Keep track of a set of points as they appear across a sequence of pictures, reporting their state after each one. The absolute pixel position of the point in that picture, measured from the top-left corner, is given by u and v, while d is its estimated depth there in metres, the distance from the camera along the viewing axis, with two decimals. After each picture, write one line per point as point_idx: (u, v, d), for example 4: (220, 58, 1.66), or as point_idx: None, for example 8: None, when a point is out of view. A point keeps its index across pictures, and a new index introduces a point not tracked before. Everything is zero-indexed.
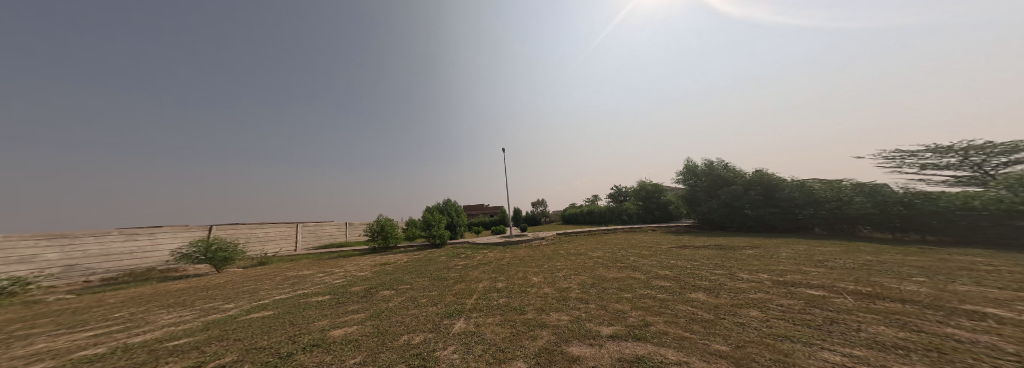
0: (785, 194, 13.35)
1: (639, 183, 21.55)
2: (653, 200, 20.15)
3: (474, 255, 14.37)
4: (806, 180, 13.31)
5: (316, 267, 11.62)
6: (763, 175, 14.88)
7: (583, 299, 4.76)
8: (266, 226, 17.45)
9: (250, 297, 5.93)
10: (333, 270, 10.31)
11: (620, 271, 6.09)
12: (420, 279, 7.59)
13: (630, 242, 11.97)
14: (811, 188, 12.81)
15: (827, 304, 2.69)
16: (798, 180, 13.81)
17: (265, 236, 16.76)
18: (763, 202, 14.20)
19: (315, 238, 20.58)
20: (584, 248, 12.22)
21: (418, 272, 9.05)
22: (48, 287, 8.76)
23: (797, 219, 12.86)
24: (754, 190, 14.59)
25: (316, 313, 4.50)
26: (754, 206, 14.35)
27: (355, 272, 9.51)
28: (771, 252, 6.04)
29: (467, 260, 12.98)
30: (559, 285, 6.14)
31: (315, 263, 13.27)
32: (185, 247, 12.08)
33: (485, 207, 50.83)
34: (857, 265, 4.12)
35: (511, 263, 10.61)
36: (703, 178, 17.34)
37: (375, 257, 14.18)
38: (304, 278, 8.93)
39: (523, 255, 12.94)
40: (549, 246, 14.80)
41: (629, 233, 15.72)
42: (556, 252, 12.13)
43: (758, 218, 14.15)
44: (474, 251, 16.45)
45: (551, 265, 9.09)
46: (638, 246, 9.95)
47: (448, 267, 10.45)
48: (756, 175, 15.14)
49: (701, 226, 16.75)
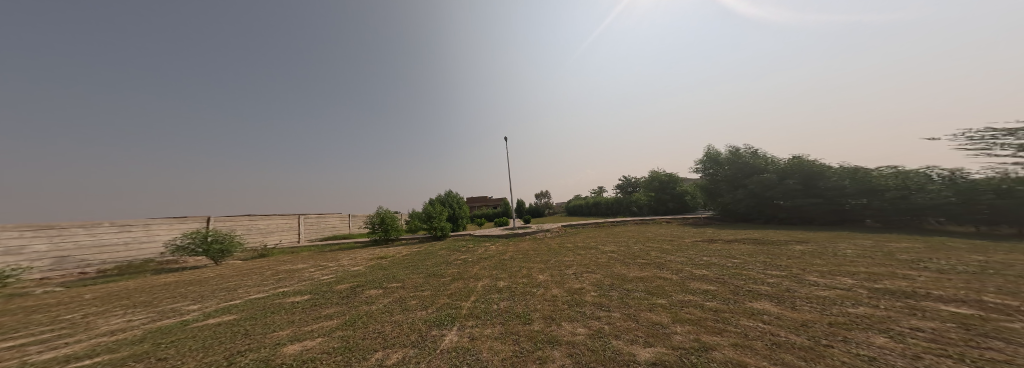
0: (832, 183, 12.07)
1: (652, 173, 20.31)
2: (667, 191, 18.93)
3: (477, 249, 13.70)
4: (857, 168, 11.99)
5: (312, 260, 11.14)
6: (800, 162, 13.55)
7: (603, 306, 3.89)
8: (267, 217, 17.17)
9: (224, 297, 5.28)
10: (327, 264, 9.75)
11: (644, 270, 5.19)
12: (415, 276, 6.90)
13: (644, 235, 10.98)
14: (863, 176, 11.52)
15: (1010, 333, 1.67)
16: (844, 167, 12.49)
17: (266, 228, 16.46)
18: (802, 192, 12.93)
19: (318, 230, 20.34)
20: (593, 241, 11.32)
21: (415, 267, 8.39)
22: (40, 279, 8.50)
23: (843, 211, 11.60)
24: (791, 179, 13.34)
25: (284, 320, 3.78)
26: (791, 197, 13.05)
27: (349, 266, 8.94)
28: (828, 248, 5.02)
29: (469, 253, 12.29)
30: (572, 286, 5.30)
31: (313, 256, 12.85)
32: (180, 238, 11.70)
33: (489, 199, 50.22)
34: (979, 268, 3.08)
35: (515, 258, 9.82)
36: (726, 167, 16.07)
37: (374, 251, 13.66)
38: (295, 272, 8.37)
39: (528, 248, 12.19)
40: (555, 240, 13.93)
41: (642, 226, 14.71)
42: (564, 246, 11.25)
43: (794, 210, 12.94)
44: (476, 244, 15.84)
45: (558, 260, 8.29)
46: (655, 240, 8.98)
47: (448, 262, 9.79)
48: (792, 162, 13.79)
49: (724, 218, 15.63)
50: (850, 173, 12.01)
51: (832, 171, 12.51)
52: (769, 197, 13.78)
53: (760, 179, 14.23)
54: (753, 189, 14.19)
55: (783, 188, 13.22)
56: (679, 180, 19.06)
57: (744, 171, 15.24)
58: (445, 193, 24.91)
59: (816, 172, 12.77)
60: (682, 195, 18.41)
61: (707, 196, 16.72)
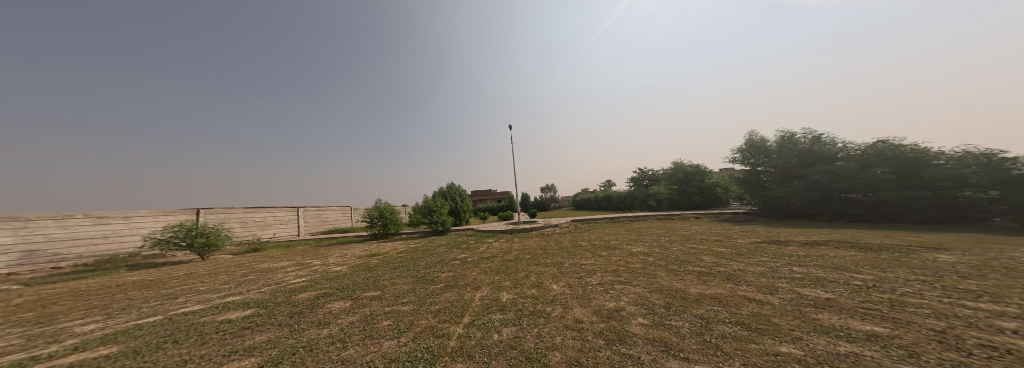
0: (940, 173, 9.78)
1: (674, 164, 18.41)
2: (692, 184, 16.96)
3: (480, 246, 12.39)
4: (971, 154, 9.64)
5: (300, 256, 10.10)
6: (881, 148, 11.32)
7: (670, 349, 2.37)
8: (264, 209, 16.37)
9: (152, 309, 4.04)
10: (312, 262, 8.62)
11: (708, 285, 3.63)
12: (400, 284, 5.63)
13: (674, 232, 9.32)
14: (986, 165, 9.19)
15: None
16: (951, 153, 10.09)
17: (262, 221, 15.64)
18: (896, 183, 10.59)
19: (318, 223, 19.57)
20: (612, 238, 9.79)
21: (405, 270, 7.17)
22: (5, 275, 7.67)
23: (955, 208, 9.44)
24: (873, 169, 11.12)
25: (177, 358, 2.47)
26: (879, 190, 10.82)
27: (332, 266, 7.81)
28: (999, 259, 3.36)
29: (471, 251, 10.99)
30: (604, 306, 3.83)
31: (305, 251, 11.91)
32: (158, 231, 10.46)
33: (495, 192, 48.90)
34: None
35: (524, 259, 8.42)
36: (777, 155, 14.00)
37: (370, 247, 12.57)
38: (271, 272, 7.25)
39: (536, 247, 10.78)
40: (566, 237, 12.45)
41: (667, 221, 12.97)
42: (578, 245, 9.76)
43: (879, 205, 10.81)
44: (478, 240, 14.64)
45: (574, 263, 6.87)
46: (693, 240, 7.34)
47: (444, 262, 8.54)
48: (869, 147, 11.57)
49: (773, 214, 13.61)
50: (970, 161, 9.53)
51: (935, 158, 10.13)
52: (838, 188, 11.69)
53: (826, 168, 12.10)
54: (817, 181, 12.13)
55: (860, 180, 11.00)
56: (706, 171, 17.02)
57: (803, 159, 13.07)
58: (448, 185, 23.71)
59: (918, 159, 10.28)
60: (710, 188, 16.40)
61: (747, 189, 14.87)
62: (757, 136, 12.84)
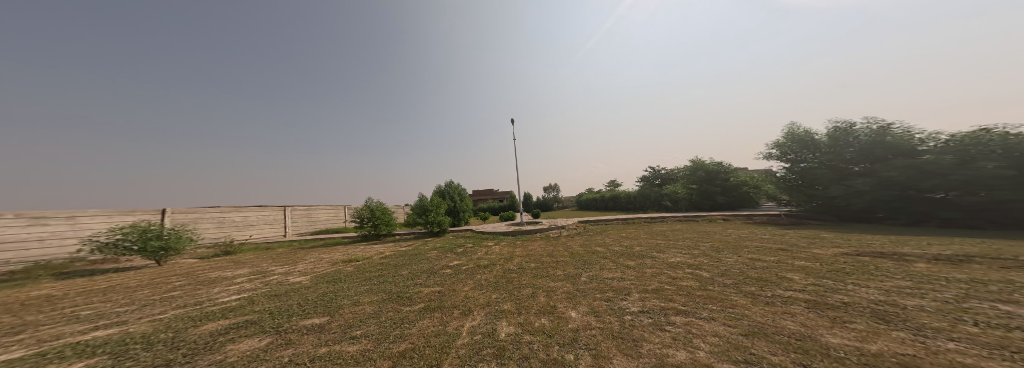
0: None
1: (692, 162, 16.70)
2: (714, 183, 15.25)
3: (478, 252, 10.87)
4: None
5: (270, 261, 8.62)
6: (981, 135, 8.69)
7: None
8: (245, 208, 14.90)
9: None
10: (276, 269, 7.15)
11: (858, 331, 2.12)
12: (366, 308, 4.11)
13: (709, 237, 7.78)
14: None
15: None
16: None
17: (241, 221, 14.19)
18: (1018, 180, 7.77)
19: (307, 223, 18.21)
20: (634, 243, 8.25)
21: (381, 282, 5.67)
22: None
23: None
24: (980, 162, 8.32)
25: None
26: (988, 188, 8.17)
27: (296, 275, 6.27)
28: None
29: (467, 258, 9.48)
30: (667, 359, 2.33)
31: (283, 254, 10.49)
32: (102, 234, 8.54)
33: (495, 191, 47.37)
34: None
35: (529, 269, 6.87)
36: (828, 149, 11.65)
37: (355, 250, 11.09)
38: (216, 281, 5.68)
39: (543, 253, 9.26)
40: (577, 241, 10.92)
41: (692, 224, 11.37)
42: (593, 250, 8.25)
43: (991, 207, 8.11)
44: (477, 243, 13.17)
45: (596, 277, 5.37)
46: (743, 248, 5.83)
47: (435, 272, 7.07)
48: (963, 135, 8.97)
49: (828, 217, 11.42)
50: None
51: None
52: (924, 187, 9.10)
53: (902, 163, 9.60)
54: (891, 178, 9.56)
55: (956, 177, 8.42)
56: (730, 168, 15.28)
57: (864, 151, 10.60)
58: (445, 184, 22.26)
59: None
60: (736, 187, 14.65)
61: (791, 190, 12.59)
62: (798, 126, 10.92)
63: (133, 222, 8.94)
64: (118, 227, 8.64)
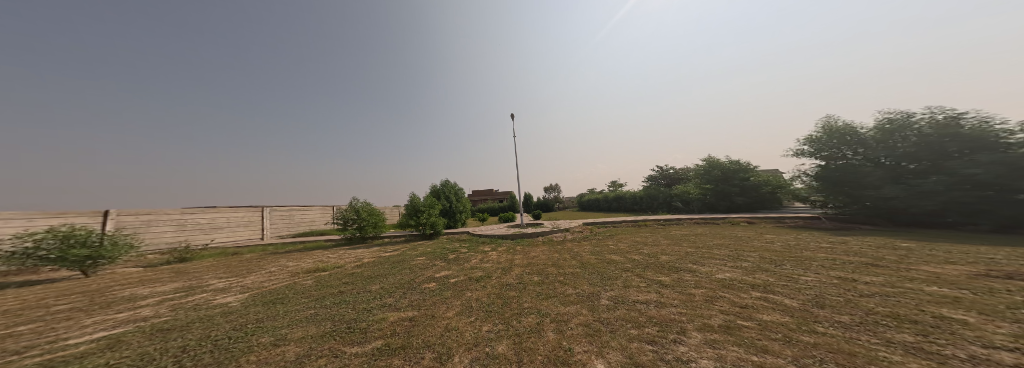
0: None
1: (706, 160, 15.43)
2: (732, 182, 13.99)
3: (472, 259, 9.50)
4: None
5: (221, 272, 7.21)
6: None
7: None
8: (214, 209, 13.47)
9: None
10: (218, 283, 5.77)
11: None
12: (287, 353, 2.72)
13: (746, 245, 6.46)
14: None
15: None
16: None
17: (208, 224, 12.74)
18: None
19: (289, 225, 16.80)
20: (656, 251, 6.91)
21: (338, 304, 4.31)
22: None
23: None
24: None
25: None
26: None
27: (232, 292, 4.90)
28: None
29: (459, 267, 8.11)
30: None
31: (246, 262, 9.09)
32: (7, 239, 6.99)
33: (495, 192, 45.97)
34: None
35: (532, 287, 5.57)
36: (878, 144, 10.03)
37: (330, 257, 9.69)
38: (116, 303, 4.29)
39: (547, 262, 7.90)
40: (585, 246, 9.60)
41: (714, 227, 10.07)
42: (607, 259, 6.91)
43: None
44: (473, 248, 11.84)
45: (621, 301, 4.07)
46: (807, 260, 4.51)
47: (415, 286, 5.73)
48: None
49: (880, 221, 9.80)
50: None
51: None
52: (1017, 187, 7.44)
53: (985, 158, 7.88)
54: (975, 175, 7.85)
55: None
56: (749, 167, 13.98)
57: (930, 145, 8.90)
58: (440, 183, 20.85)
59: None
60: (756, 187, 13.34)
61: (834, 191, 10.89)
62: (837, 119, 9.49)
63: (50, 226, 7.47)
64: (29, 232, 7.16)
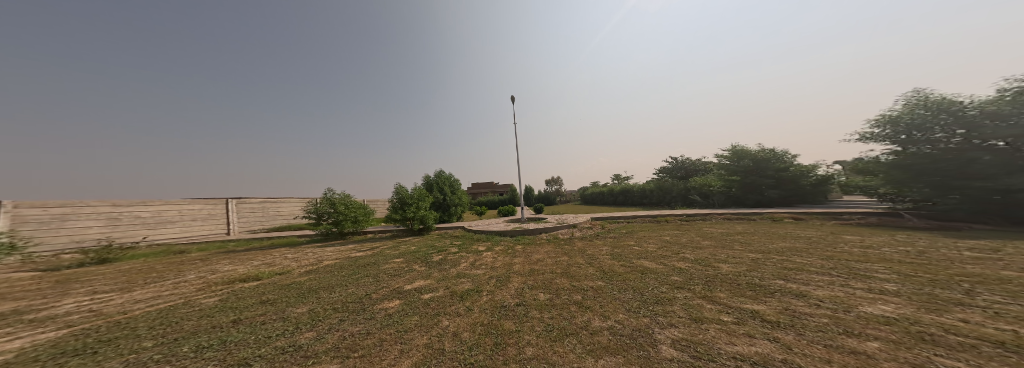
0: None
1: (732, 149, 13.53)
2: (764, 173, 12.11)
3: (461, 262, 7.73)
4: None
5: (118, 280, 5.39)
6: None
7: None
8: (163, 201, 11.54)
9: None
10: (78, 301, 3.96)
11: None
12: None
13: (836, 250, 4.65)
14: None
15: None
16: None
17: (153, 218, 10.84)
18: None
19: (262, 219, 14.91)
20: (704, 259, 5.11)
21: (198, 353, 2.45)
22: None
23: None
24: None
25: None
26: None
27: (54, 324, 3.06)
28: None
29: (442, 275, 6.30)
30: None
31: (176, 264, 7.28)
32: None
33: (496, 185, 43.88)
34: None
35: (538, 315, 3.76)
36: (996, 121, 7.02)
37: (285, 258, 7.87)
38: None
39: (555, 271, 6.09)
40: (601, 248, 7.79)
41: (756, 225, 8.29)
42: (640, 270, 5.10)
43: None
44: (465, 247, 10.09)
45: (704, 358, 2.25)
46: (1004, 282, 2.69)
47: (366, 309, 3.89)
48: None
49: (990, 219, 7.07)
50: None
51: None
52: None
53: None
54: None
55: None
56: (786, 156, 12.04)
57: None
58: (433, 174, 18.97)
59: None
60: (794, 179, 11.44)
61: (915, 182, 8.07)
62: (919, 93, 7.29)
63: None
64: None
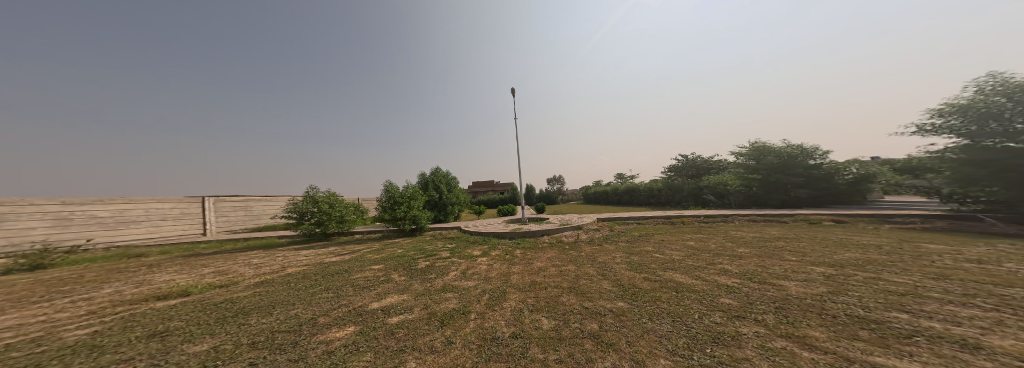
0: None
1: (755, 145, 12.36)
2: (791, 171, 10.94)
3: (450, 271, 6.63)
4: None
5: (19, 293, 4.36)
6: None
7: None
8: (128, 199, 10.52)
9: None
10: None
11: None
12: None
13: (937, 265, 3.49)
14: None
15: None
16: None
17: (113, 217, 9.89)
18: None
19: (245, 219, 13.73)
20: (755, 273, 3.96)
21: None
22: None
23: None
24: None
25: None
26: None
27: None
28: None
29: (424, 289, 5.16)
30: None
31: (116, 271, 6.24)
32: None
33: (496, 183, 42.61)
34: None
35: (542, 357, 2.62)
36: None
37: (247, 264, 6.79)
38: None
39: (562, 287, 4.93)
40: (613, 256, 6.64)
41: (794, 229, 7.12)
42: (673, 290, 3.94)
43: None
44: (458, 252, 8.99)
45: None
46: None
47: (299, 344, 2.75)
48: None
49: None
50: None
51: None
52: None
53: None
54: None
55: None
56: (815, 153, 10.86)
57: None
58: (429, 172, 17.88)
59: None
60: (827, 178, 10.26)
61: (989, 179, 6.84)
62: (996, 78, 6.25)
63: None
64: None
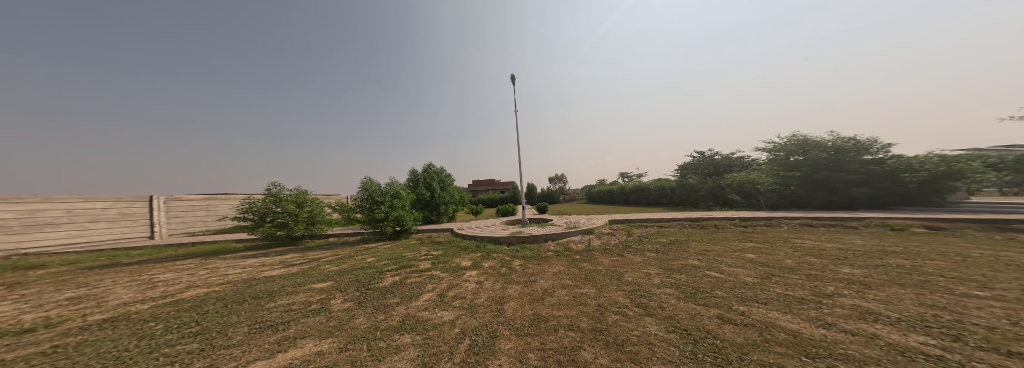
0: None
1: (794, 138, 10.63)
2: (844, 168, 9.16)
3: (423, 292, 4.83)
4: None
5: None
6: None
7: None
8: (43, 199, 8.73)
9: None
10: None
11: None
12: None
13: None
14: None
15: None
16: None
17: (20, 220, 8.11)
18: None
19: (204, 219, 11.89)
20: (948, 323, 2.15)
21: None
22: None
23: None
24: None
25: None
26: None
27: None
28: None
29: (369, 327, 3.32)
30: None
31: None
32: None
33: (495, 183, 40.79)
34: None
35: None
36: None
37: (148, 280, 5.00)
38: None
39: (582, 332, 3.10)
40: (647, 273, 4.80)
41: (886, 238, 5.31)
42: (801, 356, 2.10)
43: None
44: (442, 261, 7.20)
45: None
46: None
47: None
48: None
49: None
50: None
51: None
52: None
53: None
54: None
55: None
56: (872, 146, 9.14)
57: None
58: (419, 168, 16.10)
59: None
60: (893, 175, 8.42)
61: None
62: None
63: None
64: None
